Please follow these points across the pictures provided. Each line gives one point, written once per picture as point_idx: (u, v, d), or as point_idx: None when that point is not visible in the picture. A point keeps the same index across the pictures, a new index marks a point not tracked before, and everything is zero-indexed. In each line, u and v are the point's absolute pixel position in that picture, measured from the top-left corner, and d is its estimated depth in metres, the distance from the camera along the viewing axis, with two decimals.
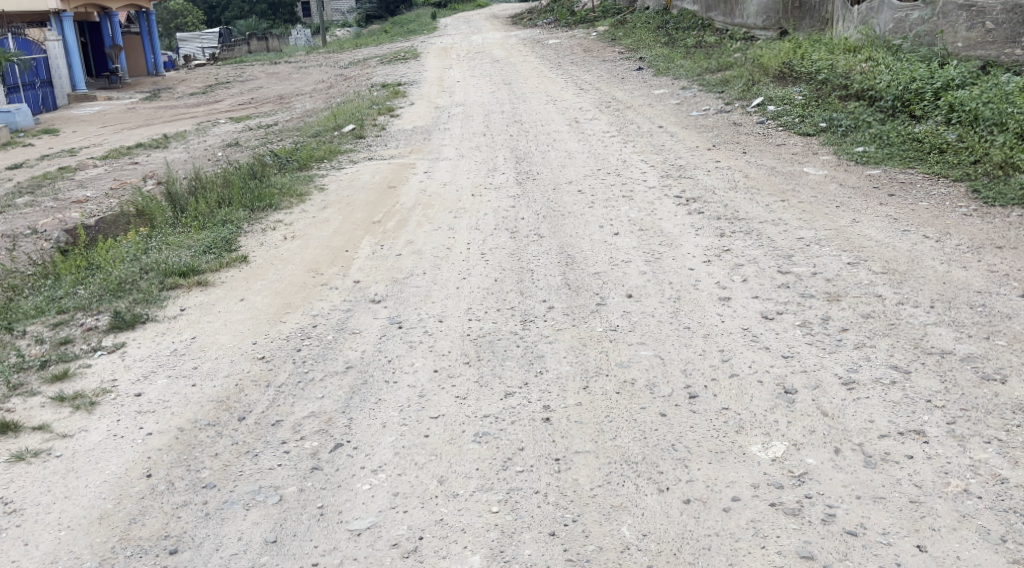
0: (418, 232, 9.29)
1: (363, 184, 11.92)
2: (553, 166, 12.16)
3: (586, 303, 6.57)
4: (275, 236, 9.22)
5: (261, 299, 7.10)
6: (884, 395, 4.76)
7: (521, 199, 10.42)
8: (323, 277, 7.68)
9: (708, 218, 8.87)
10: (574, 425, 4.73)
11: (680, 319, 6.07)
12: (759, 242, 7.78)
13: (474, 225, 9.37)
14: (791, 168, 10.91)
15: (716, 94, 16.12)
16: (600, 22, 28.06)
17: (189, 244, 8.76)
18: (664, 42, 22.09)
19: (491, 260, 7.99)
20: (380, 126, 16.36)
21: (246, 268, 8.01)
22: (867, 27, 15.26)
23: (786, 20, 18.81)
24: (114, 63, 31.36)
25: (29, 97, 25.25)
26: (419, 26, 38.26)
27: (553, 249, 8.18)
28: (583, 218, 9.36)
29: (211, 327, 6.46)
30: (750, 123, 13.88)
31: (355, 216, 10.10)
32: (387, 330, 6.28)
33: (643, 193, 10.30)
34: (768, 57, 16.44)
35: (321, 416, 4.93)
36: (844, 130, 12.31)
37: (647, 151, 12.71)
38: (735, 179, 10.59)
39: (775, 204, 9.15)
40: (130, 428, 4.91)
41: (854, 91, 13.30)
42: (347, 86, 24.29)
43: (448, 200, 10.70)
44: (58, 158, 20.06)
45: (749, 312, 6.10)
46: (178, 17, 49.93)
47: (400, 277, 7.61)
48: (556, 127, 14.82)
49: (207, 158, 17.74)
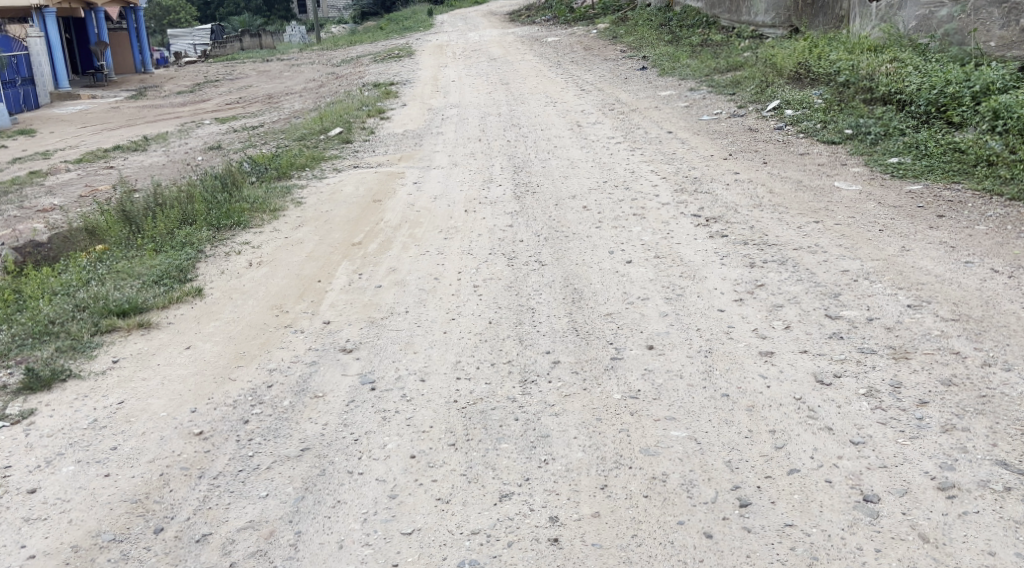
0: (402, 256, 8.20)
1: (345, 196, 10.81)
2: (554, 177, 11.04)
3: (598, 356, 5.46)
4: (240, 262, 8.12)
5: (210, 348, 6.01)
6: (998, 511, 3.79)
7: (519, 217, 9.32)
8: (287, 317, 6.58)
9: (732, 242, 7.77)
10: (591, 551, 3.77)
11: (716, 381, 4.97)
12: (796, 276, 6.68)
13: (466, 249, 8.28)
14: (819, 182, 9.81)
15: (726, 96, 15.03)
16: (600, 19, 26.95)
17: (140, 271, 7.67)
18: (668, 40, 20.98)
19: (486, 294, 6.90)
20: (369, 129, 15.23)
21: (199, 303, 6.92)
22: (888, 24, 14.16)
23: (797, 17, 17.71)
24: (99, 61, 30.08)
25: (8, 96, 23.92)
26: (415, 22, 37.14)
27: (556, 281, 7.09)
28: (589, 241, 8.26)
29: (144, 387, 5.36)
30: (768, 129, 12.79)
31: (333, 236, 9.00)
32: (357, 393, 5.16)
33: (656, 211, 9.20)
34: (782, 56, 15.35)
35: (261, 527, 4.00)
36: (874, 138, 11.22)
37: (657, 160, 11.62)
38: (757, 195, 9.49)
39: (808, 226, 8.04)
40: (9, 547, 3.98)
41: (881, 94, 12.19)
42: (337, 85, 23.16)
43: (438, 216, 9.61)
44: (31, 161, 18.86)
45: (799, 372, 5.00)
46: (171, 13, 48.70)
47: (378, 318, 6.51)
48: (557, 132, 13.72)
49: (186, 164, 16.61)
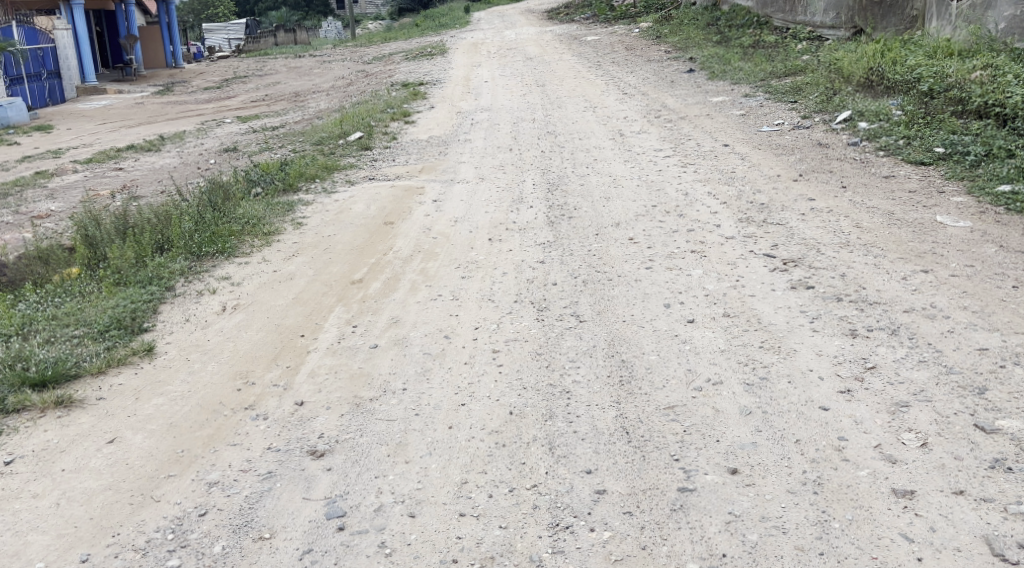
0: (408, 301, 6.70)
1: (353, 217, 9.30)
2: (594, 198, 9.47)
3: (660, 484, 3.98)
4: (213, 305, 6.71)
5: (140, 443, 4.52)
6: None
7: (552, 250, 7.77)
8: (250, 394, 5.10)
9: (822, 298, 6.20)
10: None
11: (835, 546, 3.62)
12: (918, 355, 5.07)
13: (487, 293, 6.76)
14: (917, 216, 8.15)
15: (787, 105, 13.36)
16: (642, 18, 25.31)
17: (87, 317, 6.28)
18: (716, 41, 19.29)
19: (509, 363, 5.36)
20: (391, 134, 13.75)
21: (148, 366, 5.51)
22: (975, 26, 12.49)
23: (861, 17, 15.96)
24: (129, 55, 28.74)
25: (31, 89, 22.63)
26: (450, 19, 35.66)
27: (598, 347, 5.52)
28: (639, 288, 6.68)
29: (31, 511, 4.07)
30: (840, 144, 11.10)
31: (330, 270, 7.51)
32: (318, 536, 3.85)
33: (719, 247, 7.60)
34: (850, 61, 13.62)
35: None
36: (975, 159, 9.55)
37: (715, 180, 10.02)
38: (841, 229, 7.85)
39: (915, 278, 6.42)
40: None
41: (974, 107, 10.53)
42: (364, 84, 21.75)
43: (457, 245, 8.12)
44: (40, 161, 17.55)
45: (962, 533, 3.62)
46: (209, 6, 47.47)
47: (366, 399, 4.99)
48: (597, 142, 12.16)
49: (197, 168, 15.23)
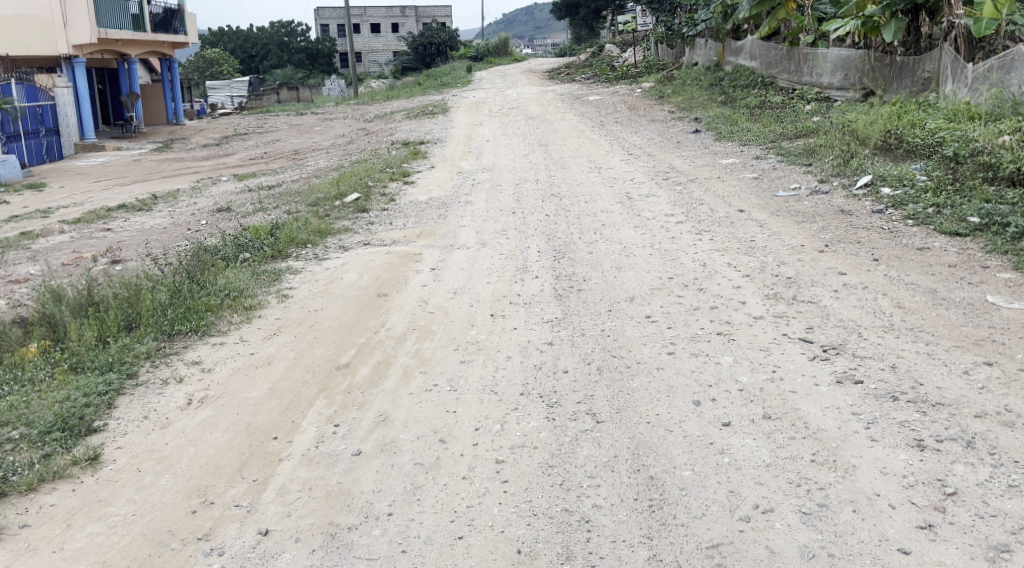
0: (398, 392, 5.88)
1: (343, 288, 8.50)
2: (604, 268, 8.70)
3: None
4: (178, 396, 5.90)
5: None
6: None
7: (561, 329, 6.96)
8: (204, 520, 4.37)
9: (874, 396, 5.39)
10: None
11: None
12: (1008, 479, 4.26)
13: (489, 384, 5.93)
14: (962, 294, 7.39)
15: (801, 167, 12.67)
16: (644, 78, 24.85)
17: (29, 415, 5.47)
18: (720, 102, 18.61)
19: (513, 478, 4.54)
20: (389, 195, 13.03)
21: (89, 480, 4.68)
22: (998, 90, 11.88)
23: (871, 79, 15.39)
24: (128, 111, 28.17)
25: (28, 147, 21.96)
26: (450, 79, 35.23)
27: (620, 460, 4.64)
28: (661, 379, 5.87)
29: None
30: (863, 212, 10.29)
31: (314, 353, 6.69)
32: None
33: (748, 329, 6.78)
34: (864, 123, 12.89)
35: None
36: (1016, 230, 8.76)
37: (733, 249, 9.26)
38: (881, 309, 7.06)
39: (978, 371, 5.62)
40: None
41: (1007, 173, 9.81)
42: (364, 143, 21.16)
43: (455, 323, 7.30)
44: (27, 220, 16.81)
45: None
46: (212, 65, 47.26)
47: (342, 528, 4.25)
48: (603, 205, 11.43)
49: (188, 230, 14.47)
